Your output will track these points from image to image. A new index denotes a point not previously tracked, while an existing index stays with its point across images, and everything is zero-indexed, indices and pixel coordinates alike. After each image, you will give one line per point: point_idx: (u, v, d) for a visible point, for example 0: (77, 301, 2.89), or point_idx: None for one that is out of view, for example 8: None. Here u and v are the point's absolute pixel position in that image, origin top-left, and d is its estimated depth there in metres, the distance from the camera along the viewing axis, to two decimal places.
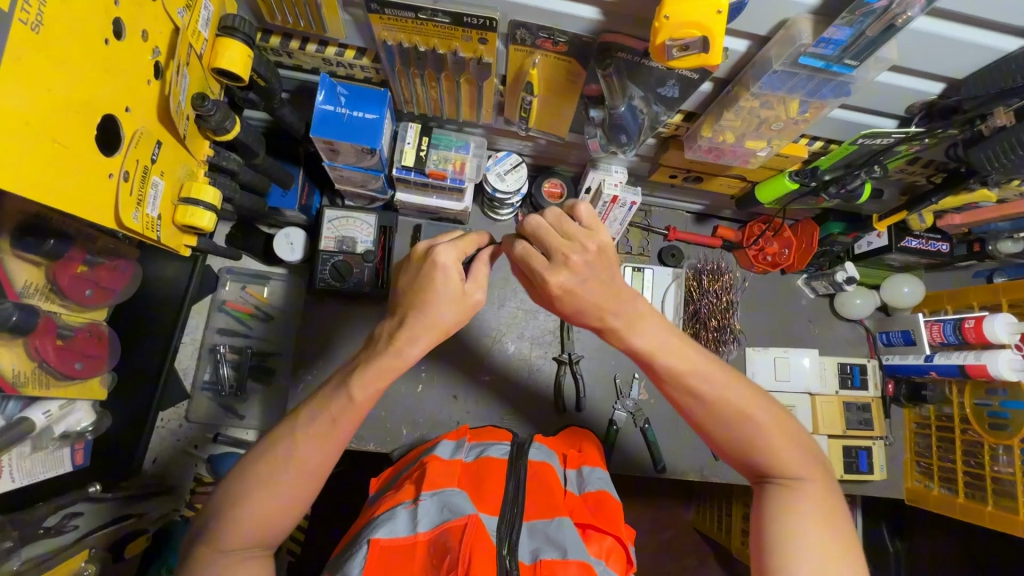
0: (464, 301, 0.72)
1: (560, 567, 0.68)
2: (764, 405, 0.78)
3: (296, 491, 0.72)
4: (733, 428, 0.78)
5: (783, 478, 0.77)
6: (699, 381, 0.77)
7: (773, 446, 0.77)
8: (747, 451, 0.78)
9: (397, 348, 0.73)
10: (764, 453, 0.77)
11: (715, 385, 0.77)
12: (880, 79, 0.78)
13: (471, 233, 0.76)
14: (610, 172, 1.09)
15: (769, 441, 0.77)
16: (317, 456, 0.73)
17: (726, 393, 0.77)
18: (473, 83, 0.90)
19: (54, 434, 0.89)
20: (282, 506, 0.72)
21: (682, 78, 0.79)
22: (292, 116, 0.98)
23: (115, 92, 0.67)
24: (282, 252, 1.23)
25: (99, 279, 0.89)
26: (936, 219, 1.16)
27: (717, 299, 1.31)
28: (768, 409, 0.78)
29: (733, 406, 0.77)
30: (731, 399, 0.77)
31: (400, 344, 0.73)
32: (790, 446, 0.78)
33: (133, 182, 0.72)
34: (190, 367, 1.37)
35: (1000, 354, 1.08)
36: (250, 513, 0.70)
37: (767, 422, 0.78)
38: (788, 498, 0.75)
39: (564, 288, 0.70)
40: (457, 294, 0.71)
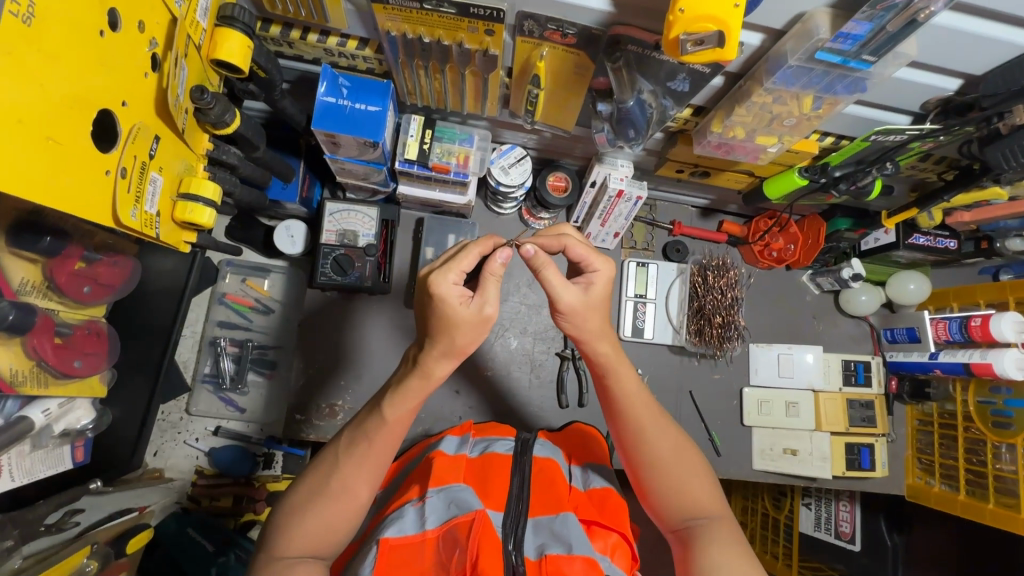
0: (481, 318, 0.67)
1: (565, 563, 0.67)
2: (690, 448, 0.80)
3: (331, 507, 0.71)
4: (661, 468, 0.78)
5: (702, 520, 0.75)
6: (627, 410, 0.79)
7: (696, 490, 0.77)
8: (669, 493, 0.77)
9: (424, 369, 0.70)
10: (689, 497, 0.77)
11: (636, 417, 0.79)
12: (898, 75, 0.76)
13: (472, 248, 0.69)
14: (616, 167, 1.07)
15: (692, 484, 0.77)
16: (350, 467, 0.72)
17: (659, 429, 0.79)
18: (478, 75, 0.88)
19: (54, 433, 0.87)
20: (319, 521, 0.71)
21: (694, 72, 0.77)
22: (293, 108, 0.96)
23: (111, 86, 0.65)
24: (283, 244, 1.21)
25: (97, 276, 0.88)
26: (944, 215, 1.14)
27: (722, 295, 1.26)
28: (694, 454, 0.80)
29: (653, 441, 0.78)
30: (649, 434, 0.79)
31: (424, 364, 0.70)
32: (712, 492, 0.78)
33: (131, 179, 0.70)
34: (190, 360, 1.36)
35: (1007, 353, 1.06)
36: (292, 532, 0.70)
37: (694, 465, 0.79)
38: (713, 540, 0.72)
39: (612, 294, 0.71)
40: (473, 315, 0.66)
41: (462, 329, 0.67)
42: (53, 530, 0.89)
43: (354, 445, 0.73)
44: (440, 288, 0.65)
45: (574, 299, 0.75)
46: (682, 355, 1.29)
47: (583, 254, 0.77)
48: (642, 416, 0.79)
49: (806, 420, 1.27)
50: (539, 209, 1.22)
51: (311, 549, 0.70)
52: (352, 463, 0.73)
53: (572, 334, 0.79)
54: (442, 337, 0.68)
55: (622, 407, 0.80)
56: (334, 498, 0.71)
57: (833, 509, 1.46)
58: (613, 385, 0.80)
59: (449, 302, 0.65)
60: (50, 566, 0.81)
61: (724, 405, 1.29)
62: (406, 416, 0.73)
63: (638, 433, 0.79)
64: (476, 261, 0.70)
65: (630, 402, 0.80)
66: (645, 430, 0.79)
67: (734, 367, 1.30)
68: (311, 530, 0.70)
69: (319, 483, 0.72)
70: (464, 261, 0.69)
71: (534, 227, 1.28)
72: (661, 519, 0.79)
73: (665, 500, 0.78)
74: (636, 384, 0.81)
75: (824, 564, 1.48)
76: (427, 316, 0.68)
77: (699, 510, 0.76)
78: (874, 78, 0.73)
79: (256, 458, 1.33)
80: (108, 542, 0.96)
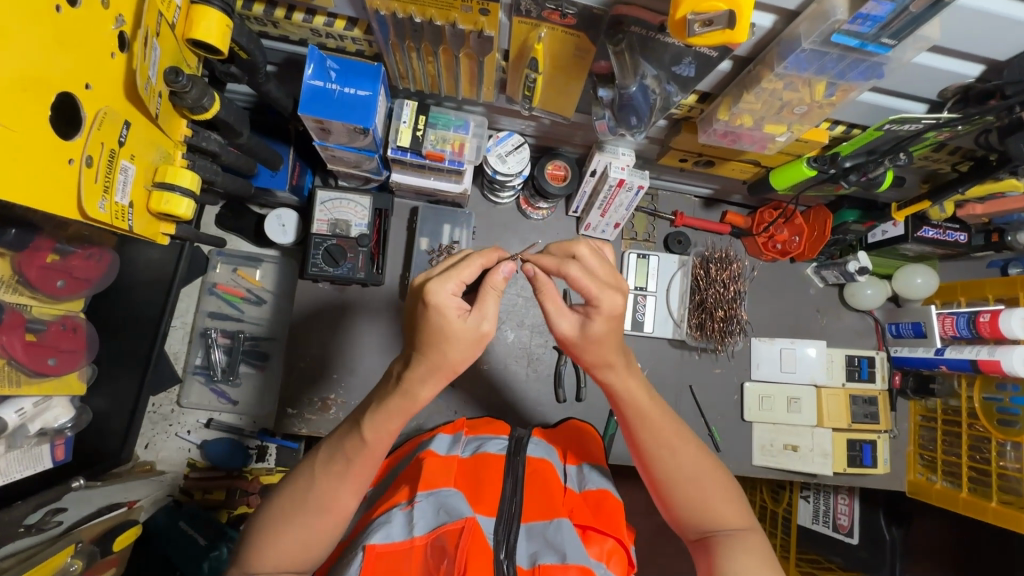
0: (477, 336, 0.63)
1: (559, 573, 0.66)
2: (713, 461, 0.78)
3: (318, 515, 0.69)
4: (684, 482, 0.75)
5: (725, 531, 0.74)
6: (647, 423, 0.76)
7: (719, 504, 0.75)
8: (691, 505, 0.75)
9: (406, 391, 0.67)
10: (713, 510, 0.75)
11: (659, 427, 0.76)
12: (917, 60, 0.72)
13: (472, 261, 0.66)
14: (617, 156, 1.03)
15: (716, 498, 0.75)
16: (337, 477, 0.69)
17: (680, 442, 0.76)
18: (473, 58, 0.83)
19: (30, 432, 0.86)
20: (305, 530, 0.69)
21: (700, 55, 0.73)
22: (278, 91, 0.92)
23: (72, 68, 0.61)
24: (273, 233, 1.17)
25: (72, 269, 0.85)
26: (955, 208, 1.10)
27: (724, 288, 1.24)
28: (717, 466, 0.78)
29: (675, 451, 0.76)
30: (672, 444, 0.76)
31: (407, 385, 0.66)
32: (736, 504, 0.76)
33: (98, 167, 0.67)
34: (181, 352, 1.33)
35: (1015, 350, 1.03)
36: (275, 541, 0.68)
37: (717, 478, 0.76)
38: (739, 552, 0.71)
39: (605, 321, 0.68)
40: (468, 331, 0.63)
41: (454, 347, 0.63)
42: (36, 530, 0.86)
43: (334, 458, 0.71)
44: (438, 296, 0.62)
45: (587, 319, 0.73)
46: (683, 349, 1.26)
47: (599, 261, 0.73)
48: (663, 431, 0.76)
49: (807, 415, 1.24)
50: (537, 198, 1.18)
51: (287, 563, 0.69)
52: (329, 476, 0.70)
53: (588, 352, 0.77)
54: (431, 352, 0.63)
55: (641, 423, 0.77)
56: (318, 508, 0.69)
57: (831, 502, 1.44)
58: (629, 403, 0.76)
59: (446, 312, 0.61)
60: (32, 566, 0.79)
61: (724, 400, 1.26)
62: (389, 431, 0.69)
63: (660, 448, 0.76)
64: (478, 272, 0.67)
65: (651, 417, 0.76)
66: (666, 445, 0.76)
67: (736, 362, 1.27)
68: (292, 543, 0.69)
69: (298, 495, 0.70)
70: (465, 270, 0.65)
71: (532, 217, 1.24)
72: (682, 529, 0.78)
73: (688, 514, 0.76)
74: (656, 399, 0.77)
75: (821, 557, 1.47)
76: (418, 327, 0.64)
77: (722, 522, 0.75)
78: (892, 63, 0.69)
79: (250, 450, 1.31)
80: (92, 539, 0.94)
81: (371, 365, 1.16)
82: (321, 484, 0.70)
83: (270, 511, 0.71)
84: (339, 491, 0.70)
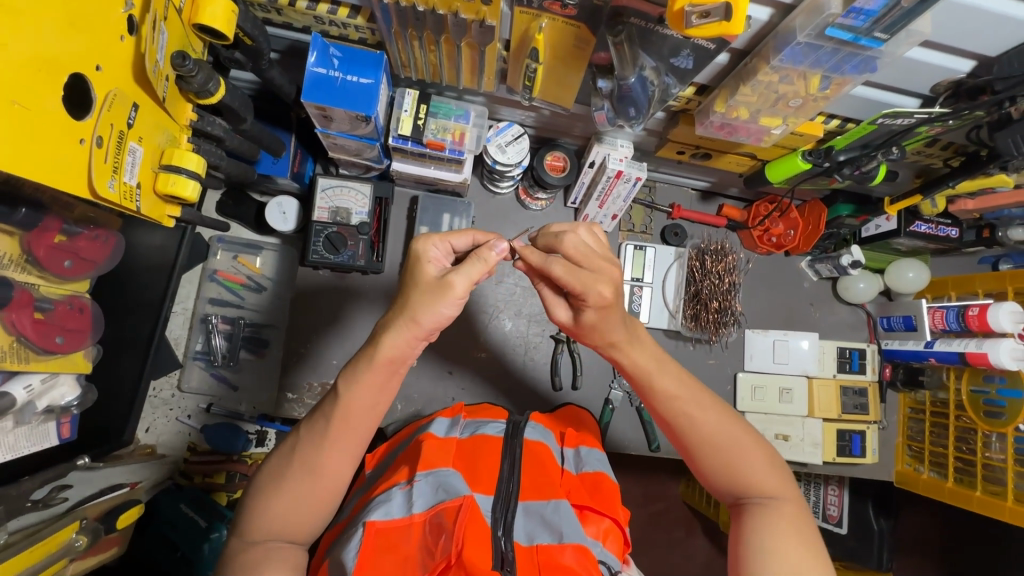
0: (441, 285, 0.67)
1: (557, 552, 0.68)
2: (744, 430, 0.79)
3: (312, 490, 0.71)
4: (714, 454, 0.77)
5: (755, 494, 0.75)
6: (665, 386, 0.79)
7: (752, 471, 0.76)
8: (718, 467, 0.78)
9: None
10: (746, 477, 0.76)
11: (677, 391, 0.79)
12: (910, 55, 0.73)
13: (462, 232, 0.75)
14: (616, 147, 1.04)
15: (747, 466, 0.76)
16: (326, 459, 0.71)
17: (707, 412, 0.78)
18: (475, 47, 0.84)
19: (38, 409, 0.87)
20: (298, 502, 0.71)
21: (698, 48, 0.74)
22: (281, 78, 0.92)
23: (84, 49, 0.62)
24: (274, 221, 1.18)
25: (79, 250, 0.87)
26: (947, 203, 1.12)
27: (719, 280, 1.26)
28: (749, 435, 0.78)
29: (694, 414, 0.78)
30: (692, 407, 0.78)
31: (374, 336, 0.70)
32: (770, 470, 0.76)
33: (108, 148, 0.68)
34: (181, 338, 1.34)
35: (1003, 343, 1.06)
36: (272, 512, 0.70)
37: (742, 443, 0.78)
38: (765, 512, 0.73)
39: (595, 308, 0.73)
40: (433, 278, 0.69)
41: (420, 293, 0.68)
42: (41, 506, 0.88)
43: (315, 420, 0.73)
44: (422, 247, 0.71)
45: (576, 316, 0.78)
46: (678, 340, 1.28)
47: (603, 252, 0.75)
48: (689, 407, 0.78)
49: (799, 406, 1.27)
50: (536, 189, 1.19)
51: (286, 534, 0.71)
52: (306, 440, 0.72)
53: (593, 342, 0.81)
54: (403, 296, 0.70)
55: (666, 401, 0.79)
56: (314, 485, 0.71)
57: (821, 492, 1.46)
58: (643, 374, 0.79)
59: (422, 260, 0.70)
60: (38, 541, 0.81)
61: (718, 389, 1.28)
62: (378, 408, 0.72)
63: (686, 420, 0.79)
64: (469, 243, 0.75)
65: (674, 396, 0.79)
66: (692, 419, 0.78)
67: (729, 353, 1.30)
68: (289, 517, 0.71)
69: (285, 467, 0.72)
70: (456, 237, 0.75)
71: (531, 208, 1.26)
72: (717, 491, 0.80)
73: (720, 481, 0.78)
74: (679, 378, 0.79)
75: None
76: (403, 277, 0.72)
77: (754, 489, 0.76)
78: (885, 57, 0.70)
79: (249, 435, 1.33)
80: (97, 517, 0.95)
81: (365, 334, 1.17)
82: (303, 452, 0.72)
83: (263, 486, 0.72)
84: (325, 462, 0.71)
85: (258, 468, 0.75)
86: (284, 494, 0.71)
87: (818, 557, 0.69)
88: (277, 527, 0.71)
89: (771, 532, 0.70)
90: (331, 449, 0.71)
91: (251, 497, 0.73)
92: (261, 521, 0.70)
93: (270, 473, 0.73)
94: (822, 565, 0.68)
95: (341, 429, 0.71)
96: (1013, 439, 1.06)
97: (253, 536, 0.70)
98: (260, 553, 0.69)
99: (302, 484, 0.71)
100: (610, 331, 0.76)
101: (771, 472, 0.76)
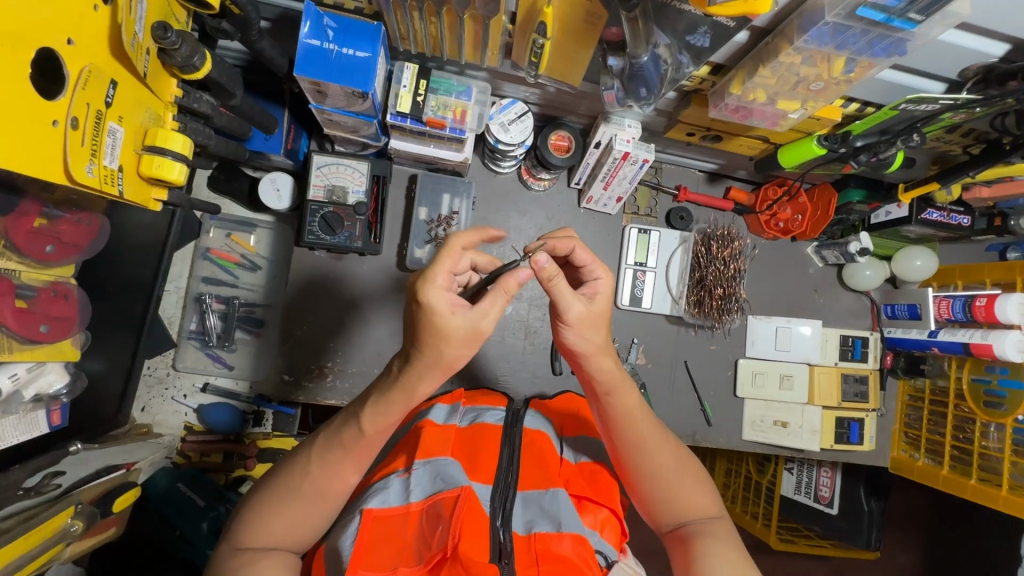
0: (474, 331, 0.59)
1: (554, 541, 0.68)
2: (684, 454, 0.81)
3: (316, 501, 0.71)
4: (661, 480, 0.78)
5: (696, 520, 0.77)
6: (626, 408, 0.78)
7: (693, 494, 0.78)
8: (663, 495, 0.78)
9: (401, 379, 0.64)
10: (688, 502, 0.78)
11: (630, 415, 0.78)
12: (943, 38, 0.69)
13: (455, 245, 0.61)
14: (623, 127, 0.99)
15: (688, 487, 0.79)
16: (327, 470, 0.71)
17: (655, 437, 0.79)
18: (478, 19, 0.79)
19: (25, 398, 0.86)
20: (298, 514, 0.70)
21: (716, 25, 0.70)
22: (272, 50, 0.87)
23: (51, 19, 0.58)
24: (268, 199, 1.14)
25: (61, 234, 0.84)
26: (962, 191, 1.09)
27: (724, 266, 1.22)
28: (690, 458, 0.81)
29: (643, 439, 0.78)
30: (643, 434, 0.79)
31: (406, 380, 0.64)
32: (707, 493, 0.80)
33: (85, 130, 0.64)
34: (175, 317, 1.32)
35: (1009, 335, 1.05)
36: (272, 521, 0.70)
37: (686, 467, 0.80)
38: (710, 533, 0.75)
39: (594, 292, 0.72)
40: (468, 328, 0.58)
41: (451, 344, 0.59)
42: (34, 493, 0.87)
43: (321, 440, 0.72)
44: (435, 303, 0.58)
45: (581, 311, 0.69)
46: (680, 325, 1.27)
47: (587, 258, 0.73)
48: (642, 430, 0.79)
49: (799, 393, 1.26)
50: (539, 169, 1.15)
51: (280, 541, 0.70)
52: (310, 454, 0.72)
53: (574, 349, 0.74)
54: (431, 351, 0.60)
55: (626, 425, 0.79)
56: (318, 497, 0.71)
57: (814, 474, 1.46)
58: (615, 394, 0.77)
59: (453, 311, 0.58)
60: (33, 528, 0.81)
61: (718, 375, 1.28)
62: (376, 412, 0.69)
63: (638, 445, 0.79)
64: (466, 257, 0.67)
65: (631, 418, 0.78)
66: (645, 440, 0.79)
67: (731, 339, 1.28)
68: (284, 524, 0.70)
69: (291, 478, 0.71)
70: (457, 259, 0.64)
71: (533, 188, 1.22)
72: (657, 521, 0.80)
73: (663, 509, 0.79)
74: (637, 401, 0.79)
75: (800, 525, 1.52)
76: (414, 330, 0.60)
77: (694, 513, 0.78)
78: (915, 40, 0.66)
79: (246, 415, 1.31)
80: (93, 500, 0.96)
81: (363, 317, 1.15)
82: (308, 470, 0.71)
83: (264, 489, 0.72)
84: (333, 473, 0.71)
85: (260, 480, 0.75)
86: (286, 503, 0.70)
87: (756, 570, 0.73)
88: (274, 536, 0.69)
89: (719, 554, 0.72)
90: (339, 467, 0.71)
91: (253, 499, 0.72)
92: (257, 530, 0.69)
93: (275, 483, 0.71)
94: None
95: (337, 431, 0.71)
96: (1012, 429, 1.06)
97: (249, 544, 0.69)
98: (257, 557, 0.68)
99: (309, 497, 0.71)
100: (594, 331, 0.72)
101: (707, 496, 0.79)
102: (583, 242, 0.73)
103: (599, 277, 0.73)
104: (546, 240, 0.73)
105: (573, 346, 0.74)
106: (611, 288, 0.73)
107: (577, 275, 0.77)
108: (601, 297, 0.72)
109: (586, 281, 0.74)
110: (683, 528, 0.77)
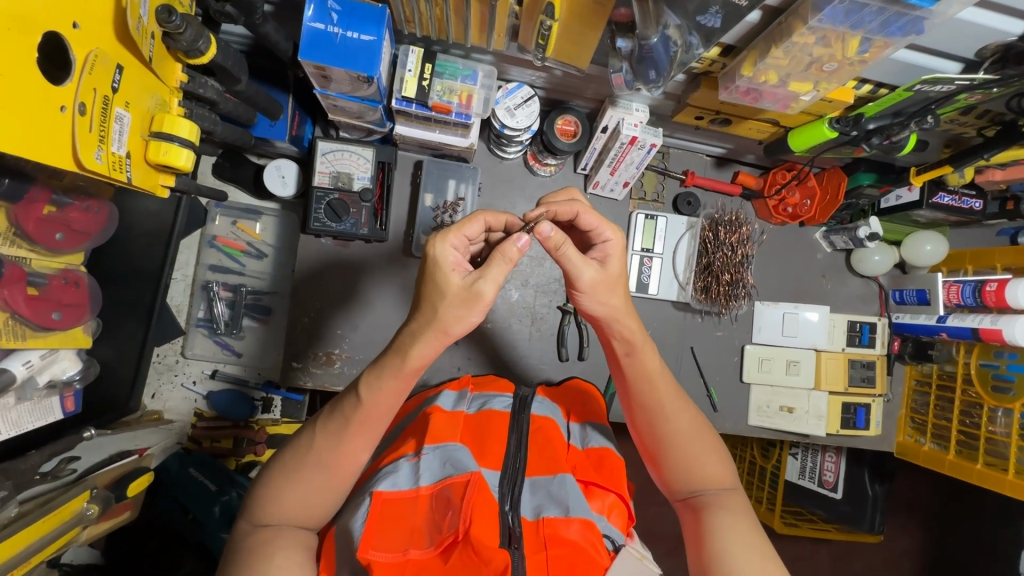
0: (472, 294, 0.63)
1: (562, 525, 0.69)
2: (702, 425, 0.81)
3: (328, 476, 0.72)
4: (677, 448, 0.79)
5: (710, 490, 0.78)
6: (646, 370, 0.78)
7: (708, 465, 0.79)
8: (678, 462, 0.79)
9: None
10: (703, 473, 0.78)
11: (651, 378, 0.79)
12: (961, 16, 0.68)
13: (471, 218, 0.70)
14: (631, 111, 0.99)
15: (705, 457, 0.79)
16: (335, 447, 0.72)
17: (674, 402, 0.79)
18: (484, 2, 0.78)
19: (39, 384, 0.87)
20: (311, 490, 0.71)
21: (728, 5, 0.68)
22: (276, 34, 0.86)
23: (55, 3, 0.57)
24: (273, 185, 1.13)
25: (71, 221, 0.85)
26: (975, 173, 1.06)
27: (732, 252, 1.22)
28: (708, 431, 0.81)
29: (662, 403, 0.79)
30: (662, 398, 0.79)
31: None
32: (723, 465, 0.80)
33: (93, 116, 0.63)
34: (183, 305, 1.32)
35: (1019, 321, 1.04)
36: (288, 497, 0.71)
37: (703, 437, 0.80)
38: (723, 506, 0.75)
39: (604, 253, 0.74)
40: (467, 289, 0.63)
41: (447, 303, 0.63)
42: (51, 477, 0.88)
43: (330, 417, 0.73)
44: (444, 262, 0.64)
45: (594, 276, 0.71)
46: (686, 312, 1.27)
47: (594, 221, 0.73)
48: (661, 394, 0.79)
49: (806, 378, 1.26)
50: (545, 154, 1.14)
51: (296, 518, 0.71)
52: (319, 430, 0.73)
53: (593, 314, 0.75)
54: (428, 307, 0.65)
55: (644, 387, 0.79)
56: (327, 472, 0.72)
57: (818, 459, 1.46)
58: (636, 354, 0.78)
59: (452, 272, 0.63)
60: (50, 512, 0.83)
61: (725, 361, 1.28)
62: (388, 396, 0.70)
63: (656, 408, 0.79)
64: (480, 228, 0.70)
65: (651, 380, 0.79)
66: (665, 407, 0.79)
67: (738, 325, 1.28)
68: (299, 500, 0.71)
69: (303, 456, 0.72)
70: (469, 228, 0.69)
71: (539, 173, 1.20)
72: (670, 489, 0.81)
73: (677, 477, 0.79)
74: (658, 363, 0.79)
75: (804, 509, 1.52)
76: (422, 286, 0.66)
77: (709, 484, 0.78)
78: (933, 18, 0.64)
79: (255, 401, 1.33)
80: (108, 485, 0.98)
81: (370, 303, 1.16)
82: (318, 445, 0.72)
83: (277, 468, 0.73)
84: (344, 451, 0.72)
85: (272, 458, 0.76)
86: (299, 480, 0.71)
87: (767, 545, 0.73)
88: (290, 512, 0.71)
89: (730, 526, 0.73)
90: (347, 443, 0.72)
91: (267, 478, 0.74)
92: (274, 507, 0.70)
93: (288, 462, 0.73)
94: (774, 555, 0.72)
95: (347, 421, 0.72)
96: (1019, 414, 1.06)
97: (266, 520, 0.70)
98: (275, 533, 0.69)
99: (318, 473, 0.71)
100: (611, 295, 0.73)
101: (722, 469, 0.79)
102: (587, 205, 0.73)
103: (606, 239, 0.74)
104: (547, 207, 0.73)
105: (592, 311, 0.75)
106: (620, 249, 0.74)
107: (584, 238, 0.78)
108: (614, 259, 0.73)
109: (595, 245, 0.75)
110: (697, 497, 0.78)
